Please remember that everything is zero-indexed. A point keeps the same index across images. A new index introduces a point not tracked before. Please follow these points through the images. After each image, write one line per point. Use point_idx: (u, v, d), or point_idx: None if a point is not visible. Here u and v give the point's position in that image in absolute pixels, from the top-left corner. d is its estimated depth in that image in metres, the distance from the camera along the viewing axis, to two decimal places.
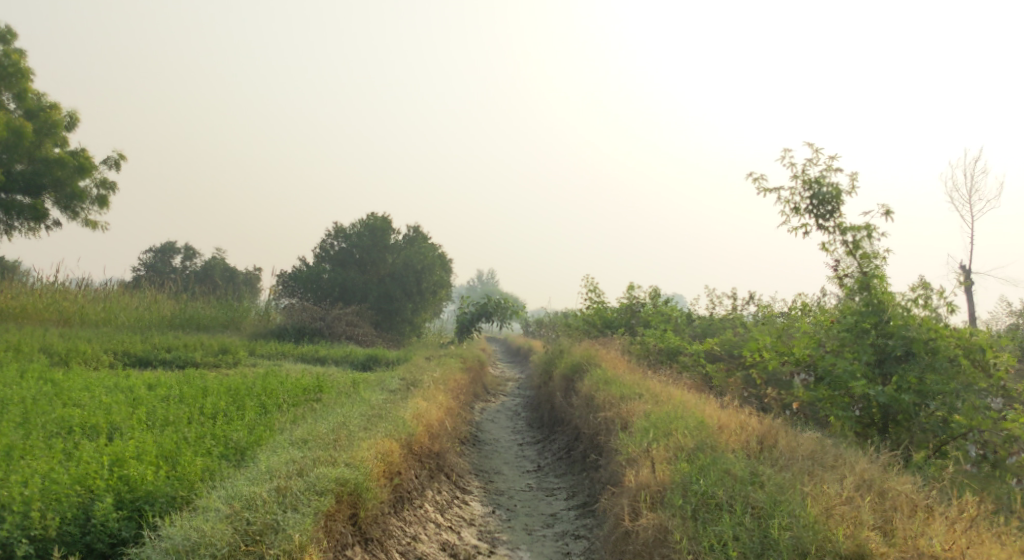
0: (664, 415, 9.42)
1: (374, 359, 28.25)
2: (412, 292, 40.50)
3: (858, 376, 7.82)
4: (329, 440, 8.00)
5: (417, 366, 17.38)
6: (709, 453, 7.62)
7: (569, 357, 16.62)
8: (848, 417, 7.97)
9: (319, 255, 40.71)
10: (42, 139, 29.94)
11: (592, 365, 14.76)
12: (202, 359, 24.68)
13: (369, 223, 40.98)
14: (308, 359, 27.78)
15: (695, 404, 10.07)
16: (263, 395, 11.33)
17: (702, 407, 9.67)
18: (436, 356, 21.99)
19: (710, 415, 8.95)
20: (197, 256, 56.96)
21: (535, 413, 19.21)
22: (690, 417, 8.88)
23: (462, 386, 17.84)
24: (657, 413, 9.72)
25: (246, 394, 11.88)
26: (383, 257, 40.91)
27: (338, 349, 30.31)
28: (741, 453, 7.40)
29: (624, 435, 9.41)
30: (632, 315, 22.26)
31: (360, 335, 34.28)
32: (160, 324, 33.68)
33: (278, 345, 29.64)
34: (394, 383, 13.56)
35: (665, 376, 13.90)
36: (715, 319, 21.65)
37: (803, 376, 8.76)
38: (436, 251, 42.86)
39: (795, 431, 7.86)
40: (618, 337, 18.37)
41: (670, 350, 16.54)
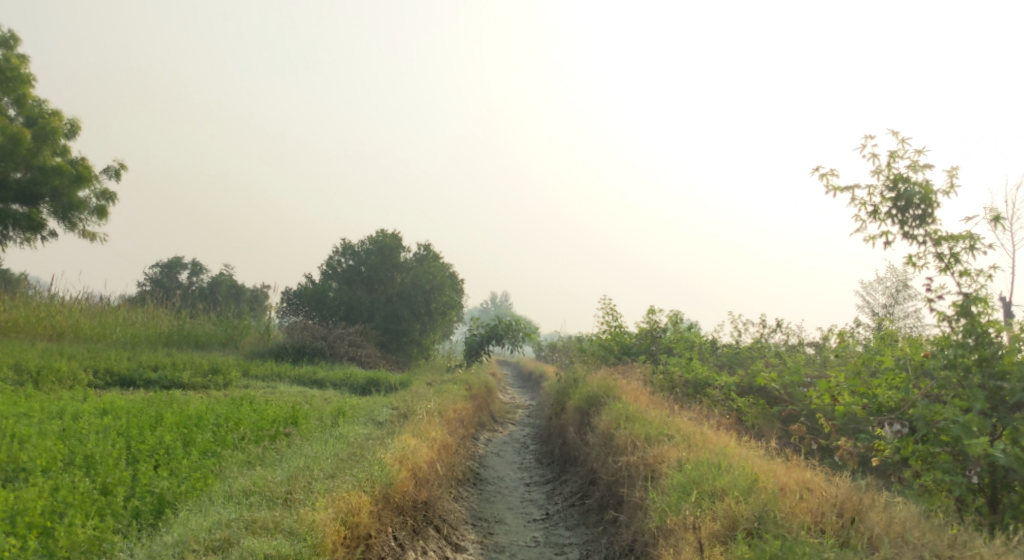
0: (703, 467, 7.69)
1: (375, 383, 26.52)
2: (420, 312, 38.83)
3: (975, 432, 6.15)
4: (279, 493, 6.31)
5: (415, 393, 15.66)
6: (777, 535, 5.91)
7: (582, 388, 14.85)
8: (958, 484, 6.27)
9: (325, 272, 39.21)
10: (40, 147, 28.55)
11: (611, 398, 12.97)
12: (190, 379, 23.07)
13: (378, 240, 39.48)
14: (304, 382, 26.06)
15: (738, 454, 8.30)
16: (227, 427, 9.70)
17: (749, 459, 7.91)
18: (439, 382, 20.22)
19: (762, 470, 7.20)
20: (204, 272, 55.62)
21: (545, 447, 17.44)
22: (739, 473, 7.12)
23: (464, 416, 16.07)
24: (692, 463, 7.97)
25: (208, 423, 10.23)
26: (391, 275, 39.33)
27: (338, 371, 28.60)
28: (826, 541, 5.70)
29: (655, 491, 7.66)
30: (652, 341, 20.50)
31: (363, 358, 32.57)
32: (155, 340, 32.19)
33: (274, 365, 27.99)
34: (384, 414, 11.88)
35: (695, 413, 12.10)
36: (742, 348, 19.87)
37: (897, 428, 6.79)
38: (447, 270, 41.27)
39: (888, 501, 6.15)
40: (640, 365, 16.58)
41: (697, 382, 14.76)
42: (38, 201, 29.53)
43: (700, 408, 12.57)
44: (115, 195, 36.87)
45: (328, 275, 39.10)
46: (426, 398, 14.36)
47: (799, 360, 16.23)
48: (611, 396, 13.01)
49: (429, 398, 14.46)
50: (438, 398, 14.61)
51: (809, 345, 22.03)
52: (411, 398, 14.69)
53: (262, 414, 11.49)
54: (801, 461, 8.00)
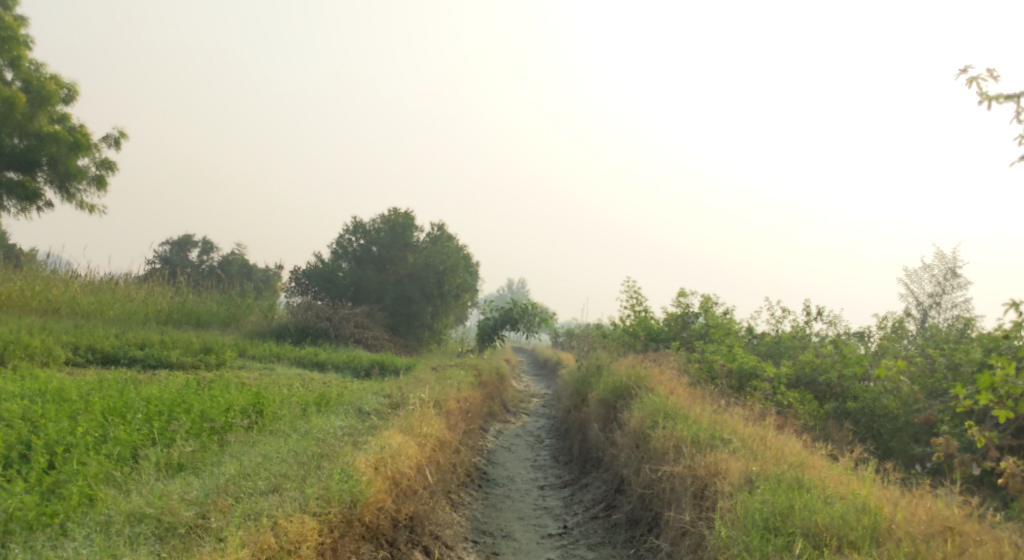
0: (773, 496, 6.15)
1: (381, 367, 24.62)
2: (433, 295, 36.85)
3: None
4: (186, 534, 4.99)
5: (415, 379, 13.69)
6: None
7: (607, 376, 12.82)
8: None
9: (335, 251, 37.37)
10: (36, 111, 26.23)
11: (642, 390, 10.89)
12: (179, 359, 21.26)
13: (390, 218, 37.57)
14: (304, 364, 24.19)
15: (831, 477, 6.42)
16: (168, 414, 7.82)
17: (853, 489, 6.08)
18: (444, 367, 18.19)
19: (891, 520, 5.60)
20: (215, 251, 53.90)
21: (563, 443, 15.48)
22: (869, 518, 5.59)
23: (471, 407, 14.07)
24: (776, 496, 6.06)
25: (151, 407, 8.38)
26: (403, 255, 37.39)
27: (342, 353, 26.69)
28: None
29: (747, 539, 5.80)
30: (684, 327, 18.45)
31: (370, 340, 30.63)
32: (154, 318, 30.48)
33: (274, 346, 26.15)
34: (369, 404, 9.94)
35: (746, 409, 10.06)
36: (785, 337, 17.75)
37: None
38: (461, 251, 39.28)
39: None
40: (673, 353, 14.51)
41: (744, 374, 12.70)
42: (35, 169, 27.18)
43: (751, 404, 10.52)
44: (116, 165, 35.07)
45: (338, 253, 37.23)
46: (425, 385, 12.36)
47: (857, 351, 14.14)
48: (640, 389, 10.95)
49: (429, 385, 12.47)
50: (440, 385, 12.64)
51: (856, 336, 19.92)
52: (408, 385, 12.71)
53: (227, 397, 9.64)
54: (924, 495, 6.24)
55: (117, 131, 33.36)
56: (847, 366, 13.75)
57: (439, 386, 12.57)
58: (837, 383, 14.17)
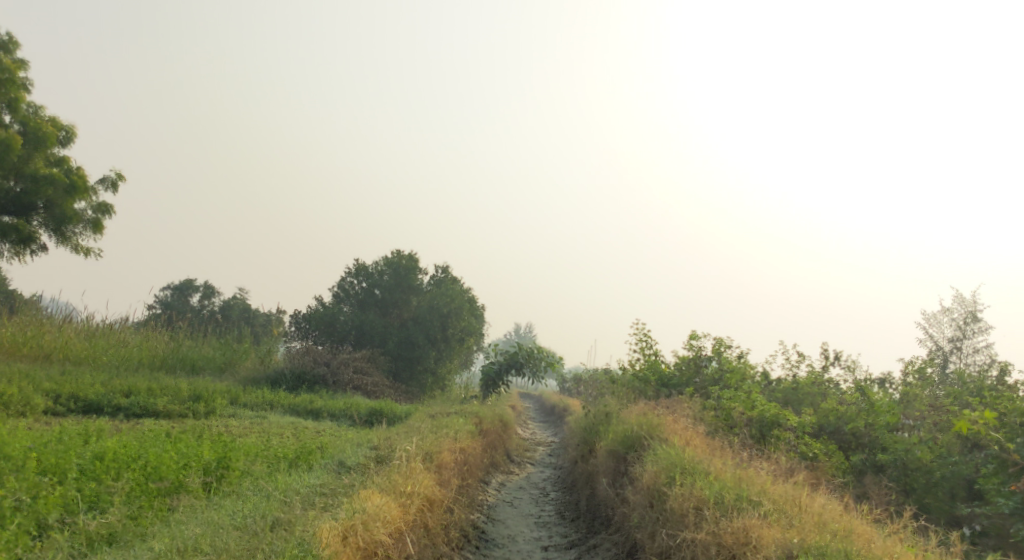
0: None
1: (379, 414, 23.58)
2: (436, 339, 35.88)
3: None
4: None
5: (408, 429, 12.68)
6: None
7: (617, 424, 11.82)
8: None
9: (336, 294, 36.55)
10: (32, 153, 25.20)
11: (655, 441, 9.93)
12: (167, 407, 20.27)
13: (393, 260, 36.79)
14: (299, 412, 23.17)
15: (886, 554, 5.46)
16: (116, 467, 7.22)
17: None
18: (443, 414, 17.15)
19: None
20: (218, 295, 53.09)
21: (570, 497, 14.42)
22: None
23: (469, 459, 13.04)
24: None
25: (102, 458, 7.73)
26: (406, 298, 36.52)
27: (339, 400, 25.65)
28: None
29: None
30: (697, 371, 17.44)
31: (370, 387, 29.54)
32: (148, 364, 29.52)
33: (269, 393, 25.13)
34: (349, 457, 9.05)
35: (771, 463, 9.10)
36: (803, 382, 16.74)
37: None
38: (466, 294, 38.40)
39: None
40: (687, 399, 13.52)
41: (766, 422, 11.73)
42: (30, 213, 26.12)
43: (776, 457, 9.56)
44: (113, 209, 34.41)
45: (339, 296, 36.40)
46: (418, 436, 11.42)
47: (886, 398, 13.15)
48: (654, 440, 9.98)
49: (422, 436, 11.51)
50: (436, 435, 11.67)
51: (878, 381, 18.90)
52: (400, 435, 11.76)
53: (195, 451, 8.82)
54: None
55: (116, 174, 32.77)
56: (877, 415, 12.84)
57: (435, 436, 11.59)
58: (865, 433, 13.18)
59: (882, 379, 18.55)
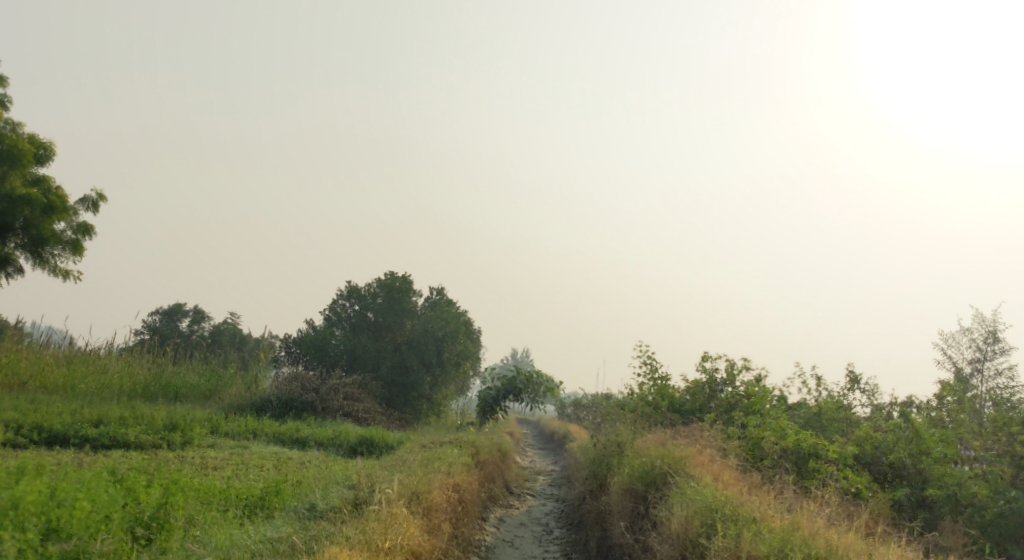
0: None
1: (370, 444, 22.03)
2: (431, 363, 34.47)
3: None
4: None
5: (395, 463, 11.20)
6: None
7: (632, 456, 10.38)
8: None
9: (328, 317, 35.07)
10: (6, 171, 23.36)
11: (683, 478, 8.53)
12: (140, 437, 18.76)
13: (387, 282, 35.39)
14: (283, 442, 21.65)
15: None
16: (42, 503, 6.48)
17: None
18: (436, 444, 15.62)
19: None
20: (207, 319, 51.53)
21: (577, 536, 12.93)
22: None
23: (464, 497, 11.54)
24: None
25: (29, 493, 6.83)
26: (400, 321, 35.08)
27: (327, 429, 24.08)
28: None
29: None
30: (712, 396, 16.04)
31: (360, 414, 27.93)
32: (129, 391, 27.99)
33: (253, 421, 23.60)
34: (315, 500, 7.66)
35: (822, 505, 7.72)
36: (826, 409, 15.33)
37: None
38: (461, 317, 37.00)
39: None
40: (708, 427, 12.10)
41: (802, 454, 10.35)
42: (4, 236, 24.32)
43: (825, 497, 8.17)
44: (94, 230, 32.95)
45: (331, 320, 34.89)
46: (406, 471, 9.99)
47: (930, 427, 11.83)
48: (680, 476, 8.58)
49: (410, 471, 10.08)
50: (428, 470, 10.23)
51: (906, 407, 17.48)
52: (383, 470, 10.34)
53: (134, 492, 7.48)
54: None
55: (97, 194, 31.39)
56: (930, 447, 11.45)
57: (425, 470, 10.15)
58: (907, 464, 11.84)
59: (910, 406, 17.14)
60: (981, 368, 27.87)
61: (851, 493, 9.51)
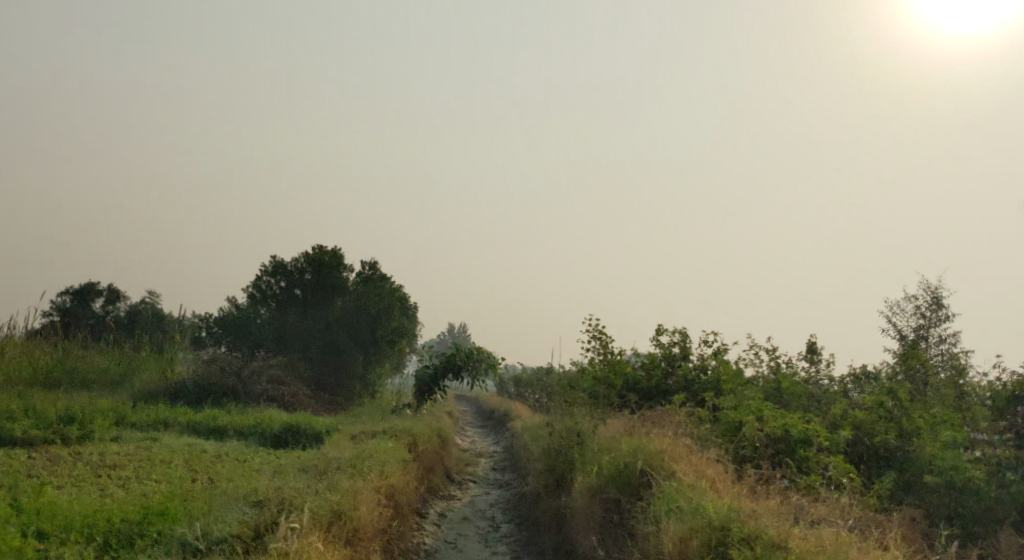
0: None
1: (296, 432, 20.11)
2: (364, 341, 32.53)
3: None
4: None
5: (316, 467, 9.37)
6: None
7: (599, 449, 8.91)
8: None
9: (252, 295, 32.71)
10: None
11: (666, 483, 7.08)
12: (30, 434, 16.50)
13: (315, 257, 33.11)
14: (199, 433, 19.60)
15: None
16: None
17: None
18: (368, 434, 13.82)
19: None
20: (123, 298, 48.25)
21: (531, 535, 11.47)
22: None
23: (398, 499, 9.83)
24: None
25: None
26: (331, 298, 32.96)
27: (248, 416, 21.99)
28: None
29: None
30: (669, 373, 14.80)
31: (287, 398, 25.90)
32: (28, 378, 25.35)
33: (166, 410, 21.42)
34: (201, 528, 6.02)
35: (840, 513, 6.46)
36: (786, 380, 14.06)
37: None
38: (395, 292, 35.10)
39: None
40: (678, 411, 10.72)
41: (791, 442, 9.04)
42: None
43: (837, 501, 6.90)
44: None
45: (255, 297, 32.59)
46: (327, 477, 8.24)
47: (926, 415, 10.85)
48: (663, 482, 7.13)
49: (332, 476, 8.33)
50: (356, 475, 8.48)
51: (864, 375, 16.50)
52: (299, 477, 8.53)
53: None
54: None
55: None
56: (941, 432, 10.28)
57: (353, 475, 8.42)
58: (897, 451, 10.77)
59: (869, 373, 16.12)
60: (926, 335, 27.44)
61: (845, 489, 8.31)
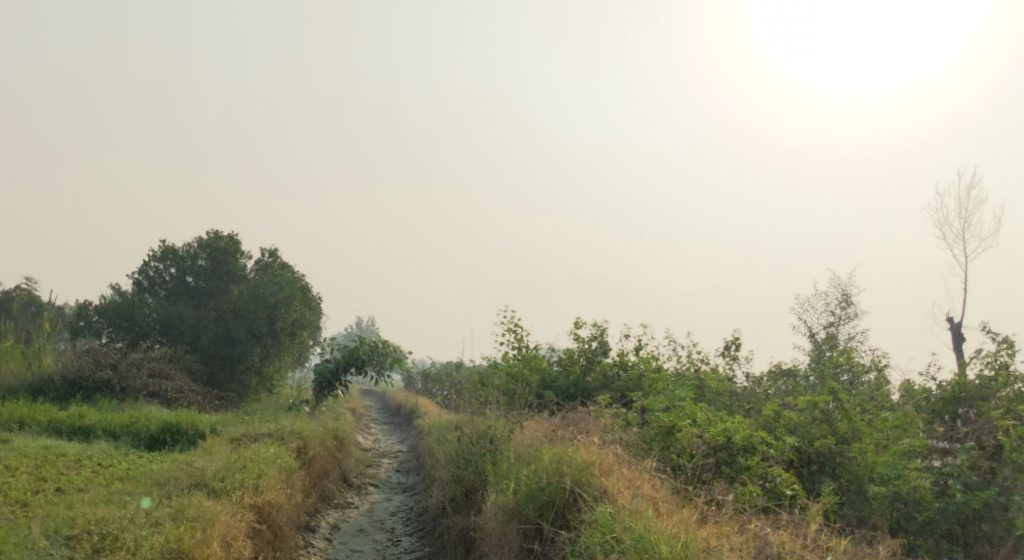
0: None
1: (176, 432, 18.08)
2: (262, 333, 30.35)
3: None
4: None
5: (172, 488, 7.72)
6: None
7: (517, 462, 7.60)
8: None
9: (138, 282, 30.03)
10: None
11: (599, 509, 5.83)
12: None
13: (209, 242, 30.64)
14: (62, 434, 17.37)
15: None
16: None
17: None
18: (249, 437, 12.14)
19: None
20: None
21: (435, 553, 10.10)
22: None
23: (270, 517, 8.28)
24: None
25: None
26: (226, 287, 30.62)
27: (122, 414, 19.76)
28: None
29: None
30: (587, 370, 13.68)
31: (170, 394, 23.62)
32: None
33: (26, 408, 19.01)
34: None
35: (807, 545, 5.45)
36: (709, 378, 13.08)
37: None
38: (296, 282, 32.96)
39: None
40: (604, 413, 9.54)
41: (732, 452, 7.88)
42: None
43: (799, 527, 5.89)
44: None
45: (142, 284, 29.76)
46: (170, 518, 6.75)
47: (866, 418, 9.90)
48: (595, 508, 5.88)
49: (178, 514, 6.85)
50: (207, 512, 6.98)
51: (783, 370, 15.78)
52: (137, 508, 6.96)
53: None
54: None
55: None
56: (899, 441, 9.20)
57: (203, 515, 6.92)
58: (834, 457, 9.69)
59: (789, 369, 15.37)
60: (835, 332, 27.34)
61: (787, 505, 7.30)
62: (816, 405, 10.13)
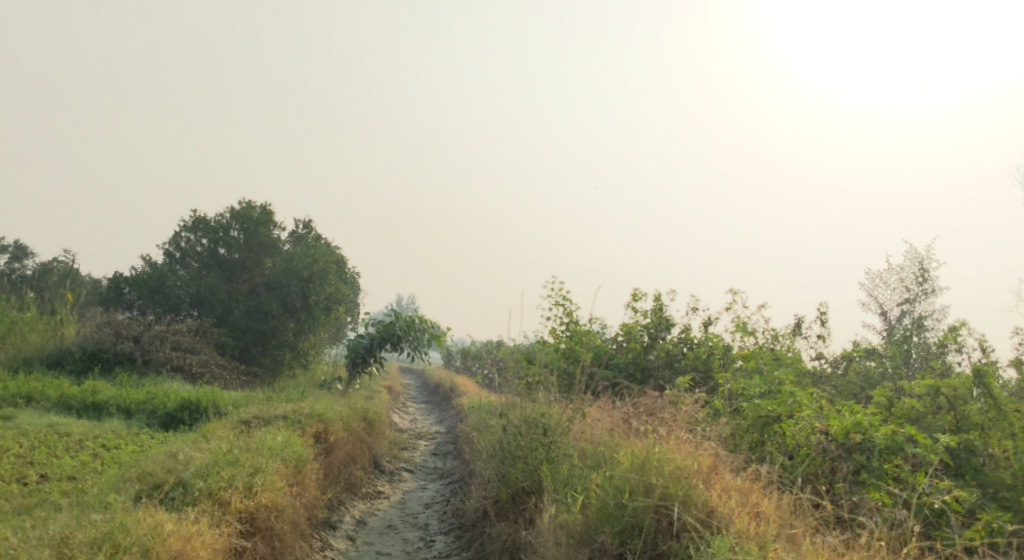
0: None
1: (194, 410, 16.57)
2: (295, 307, 28.89)
3: None
4: None
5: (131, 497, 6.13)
6: None
7: (600, 465, 5.99)
8: None
9: (169, 253, 28.69)
10: None
11: (724, 554, 4.68)
12: None
13: (243, 213, 29.10)
14: (74, 411, 15.98)
15: None
16: None
17: None
18: (261, 420, 10.52)
19: None
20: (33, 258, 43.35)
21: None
22: None
23: (264, 527, 6.70)
24: None
25: None
26: (259, 260, 29.12)
27: (142, 390, 18.37)
28: None
29: None
30: (651, 348, 11.76)
31: (195, 368, 22.17)
32: None
33: (39, 382, 17.70)
34: None
35: None
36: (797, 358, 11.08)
37: None
38: (332, 255, 31.38)
39: None
40: (691, 400, 7.70)
41: (869, 456, 6.20)
42: None
43: None
44: None
45: (173, 255, 28.41)
46: (87, 557, 5.28)
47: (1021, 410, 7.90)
48: (712, 547, 4.77)
49: (98, 557, 5.36)
50: (140, 551, 5.47)
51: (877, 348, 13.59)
52: (56, 537, 5.44)
53: None
54: None
55: None
56: None
57: (132, 555, 5.42)
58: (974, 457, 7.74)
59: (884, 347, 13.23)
60: (910, 312, 24.90)
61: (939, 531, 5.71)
62: (941, 391, 8.10)
